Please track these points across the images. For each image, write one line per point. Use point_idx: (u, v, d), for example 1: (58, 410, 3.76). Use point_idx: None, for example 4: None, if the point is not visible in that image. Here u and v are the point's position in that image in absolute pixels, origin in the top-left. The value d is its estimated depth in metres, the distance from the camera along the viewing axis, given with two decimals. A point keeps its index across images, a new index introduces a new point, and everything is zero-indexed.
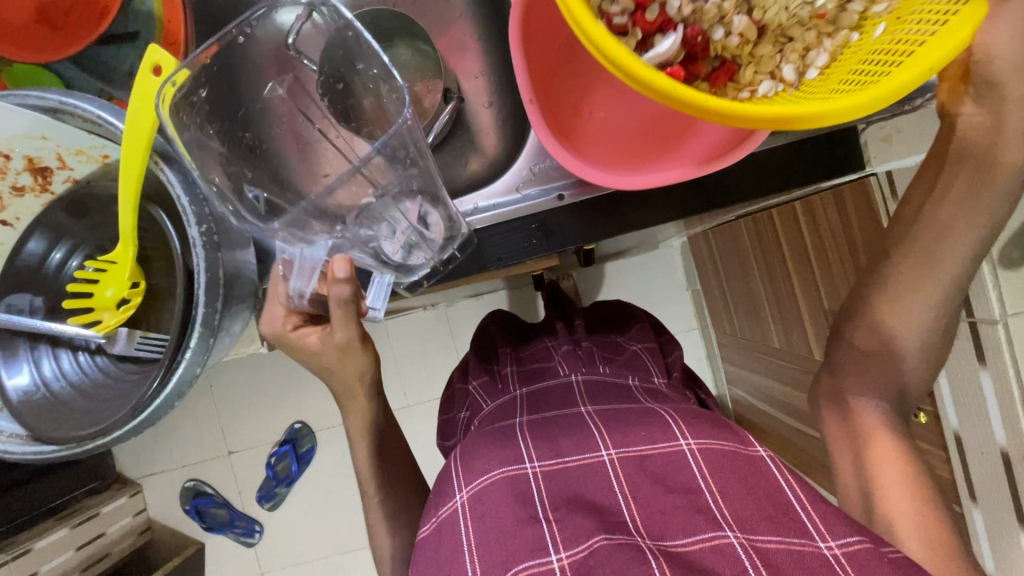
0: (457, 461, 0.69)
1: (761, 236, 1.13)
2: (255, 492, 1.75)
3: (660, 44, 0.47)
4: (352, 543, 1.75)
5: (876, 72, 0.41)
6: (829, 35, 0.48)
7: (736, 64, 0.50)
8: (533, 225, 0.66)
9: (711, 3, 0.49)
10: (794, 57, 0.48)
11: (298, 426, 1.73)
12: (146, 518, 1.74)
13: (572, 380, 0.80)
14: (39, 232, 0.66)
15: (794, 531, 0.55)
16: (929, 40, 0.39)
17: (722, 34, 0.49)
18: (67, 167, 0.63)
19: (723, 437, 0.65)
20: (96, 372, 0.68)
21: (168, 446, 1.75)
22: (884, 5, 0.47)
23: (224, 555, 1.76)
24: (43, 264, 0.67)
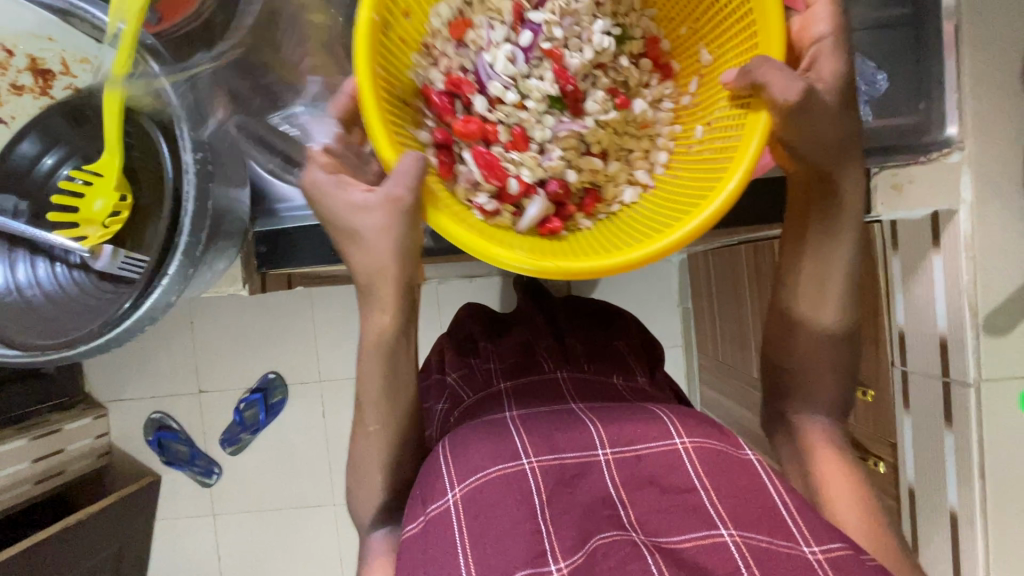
0: (445, 454, 0.65)
1: (757, 263, 1.13)
2: (219, 434, 1.75)
3: (528, 212, 0.58)
4: (309, 499, 1.77)
5: (701, 193, 0.55)
6: (655, 137, 0.64)
7: (597, 186, 0.63)
8: None
9: (556, 157, 0.61)
10: (640, 164, 0.63)
11: (271, 376, 1.72)
12: (106, 442, 1.75)
13: (558, 375, 0.81)
14: (31, 134, 0.67)
15: (783, 535, 0.57)
16: (721, 179, 0.52)
17: (575, 176, 0.62)
18: (70, 74, 0.65)
19: (714, 437, 0.65)
20: (72, 286, 0.68)
21: (139, 375, 1.75)
22: (688, 97, 0.64)
23: (180, 490, 1.77)
24: (33, 168, 0.68)
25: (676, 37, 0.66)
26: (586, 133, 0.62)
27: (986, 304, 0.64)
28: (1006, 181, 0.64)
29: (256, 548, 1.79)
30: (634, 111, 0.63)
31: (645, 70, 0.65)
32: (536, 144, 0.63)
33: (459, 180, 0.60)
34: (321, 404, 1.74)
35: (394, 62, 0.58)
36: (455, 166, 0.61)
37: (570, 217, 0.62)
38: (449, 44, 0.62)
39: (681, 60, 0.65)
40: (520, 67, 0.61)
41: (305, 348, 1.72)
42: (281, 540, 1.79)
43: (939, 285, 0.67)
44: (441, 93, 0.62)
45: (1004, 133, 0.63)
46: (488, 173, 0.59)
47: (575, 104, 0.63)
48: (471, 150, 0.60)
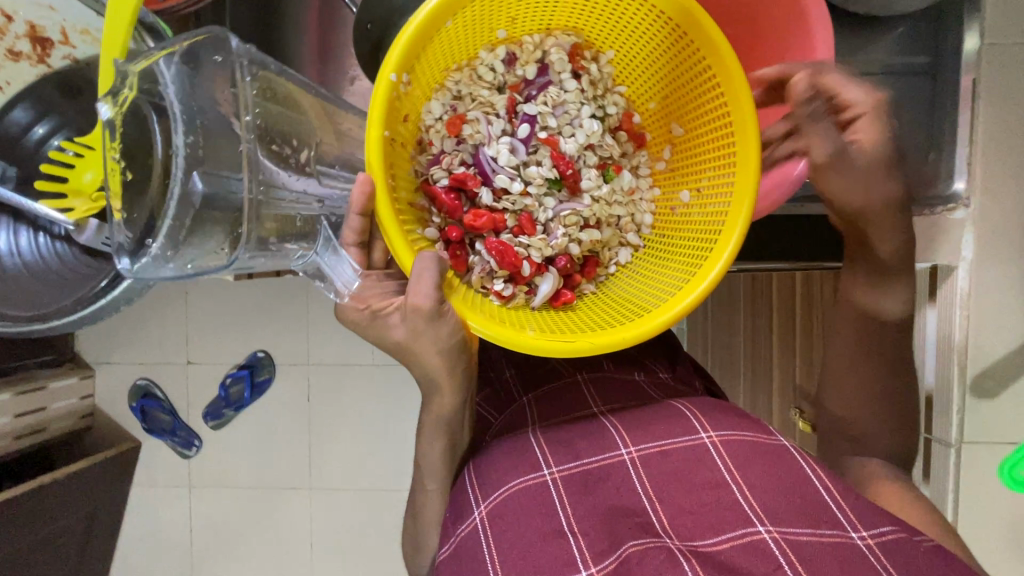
0: (469, 477, 0.66)
1: (755, 291, 1.11)
2: (203, 407, 1.75)
3: (540, 289, 0.61)
4: (287, 481, 1.77)
5: (696, 255, 0.58)
6: (638, 201, 0.67)
7: (595, 254, 0.65)
8: None
9: (559, 237, 0.63)
10: (631, 228, 0.65)
11: (260, 355, 1.72)
12: (90, 404, 1.75)
13: (577, 377, 0.75)
14: (24, 103, 0.68)
15: (828, 522, 0.54)
16: (715, 241, 0.56)
17: (577, 249, 0.63)
18: (69, 43, 0.68)
19: (746, 429, 0.63)
20: (53, 256, 0.69)
21: (128, 341, 1.75)
22: (663, 162, 0.67)
23: (159, 460, 1.78)
24: (24, 136, 0.69)
25: (646, 111, 0.68)
26: (583, 210, 0.64)
27: (974, 368, 0.68)
28: (1005, 243, 0.67)
29: (230, 525, 1.79)
30: (621, 180, 0.66)
31: (622, 140, 0.68)
32: (541, 226, 0.65)
33: (473, 270, 0.62)
34: (307, 387, 1.74)
35: (401, 165, 0.59)
36: (468, 257, 0.63)
37: (577, 286, 0.64)
38: (449, 140, 0.63)
39: (653, 130, 0.68)
40: (520, 156, 0.65)
41: (298, 329, 1.72)
42: (255, 519, 1.79)
43: (935, 340, 0.70)
44: (448, 191, 0.63)
45: (1009, 195, 0.66)
46: (504, 259, 0.61)
47: (571, 184, 0.65)
48: (484, 242, 0.62)
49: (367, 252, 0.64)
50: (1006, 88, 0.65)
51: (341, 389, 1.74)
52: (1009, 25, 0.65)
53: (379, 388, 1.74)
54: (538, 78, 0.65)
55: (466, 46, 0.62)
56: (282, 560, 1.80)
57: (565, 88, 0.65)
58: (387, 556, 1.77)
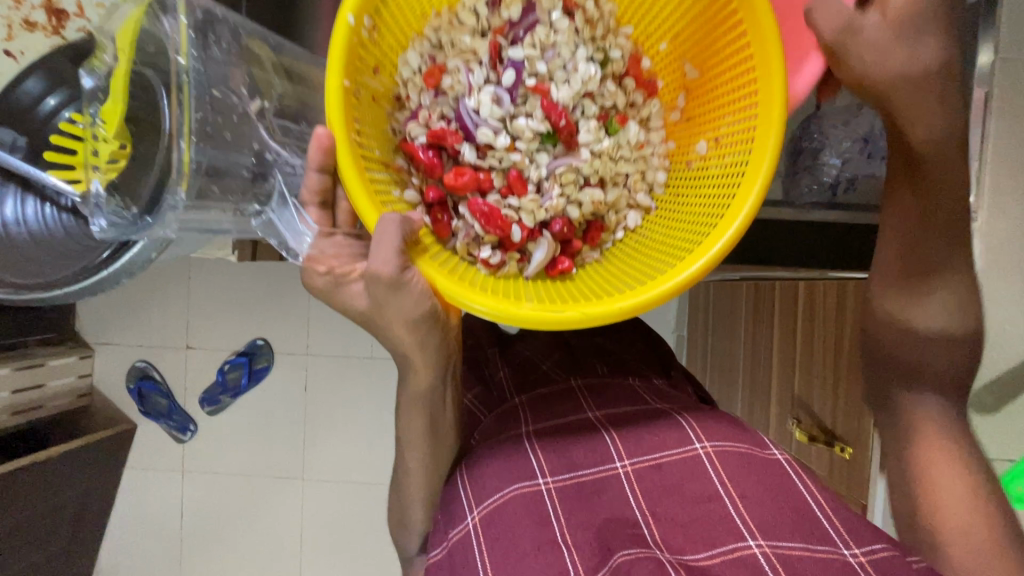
0: (462, 477, 0.65)
1: (758, 301, 1.11)
2: (200, 393, 1.75)
3: (534, 257, 0.61)
4: (280, 470, 1.77)
5: (709, 219, 0.56)
6: (649, 155, 0.66)
7: (601, 218, 0.65)
8: None
9: (555, 198, 0.64)
10: (641, 186, 0.65)
11: (259, 342, 1.73)
12: (88, 384, 1.76)
13: (571, 383, 0.75)
14: (39, 74, 0.68)
15: (820, 539, 0.54)
16: (731, 203, 0.53)
17: (577, 212, 0.64)
18: (84, 17, 0.70)
19: (738, 439, 0.62)
20: (59, 227, 0.68)
21: (129, 322, 1.75)
22: (677, 111, 0.67)
23: (154, 443, 1.78)
24: (37, 106, 0.67)
25: (657, 52, 0.68)
26: (581, 165, 0.65)
27: (975, 386, 0.67)
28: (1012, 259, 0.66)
29: (223, 512, 1.79)
30: (629, 132, 0.66)
31: (630, 89, 0.67)
32: (533, 184, 0.65)
33: (458, 235, 0.63)
34: (304, 378, 1.74)
35: (372, 120, 0.60)
36: (451, 222, 0.63)
37: (577, 252, 0.65)
38: (426, 91, 0.64)
39: (665, 75, 0.68)
40: (505, 108, 0.65)
41: (298, 319, 1.73)
42: (247, 507, 1.78)
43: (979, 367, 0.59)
44: (426, 148, 0.64)
45: (1019, 212, 0.66)
46: (490, 221, 0.62)
47: (567, 138, 0.65)
48: (467, 205, 0.63)
49: (328, 213, 0.64)
50: (1018, 104, 0.65)
51: (338, 380, 1.74)
52: (1022, 42, 0.65)
53: (376, 381, 1.74)
54: (524, 18, 0.65)
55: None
56: (271, 549, 1.79)
57: (555, 29, 0.65)
58: (377, 550, 1.77)
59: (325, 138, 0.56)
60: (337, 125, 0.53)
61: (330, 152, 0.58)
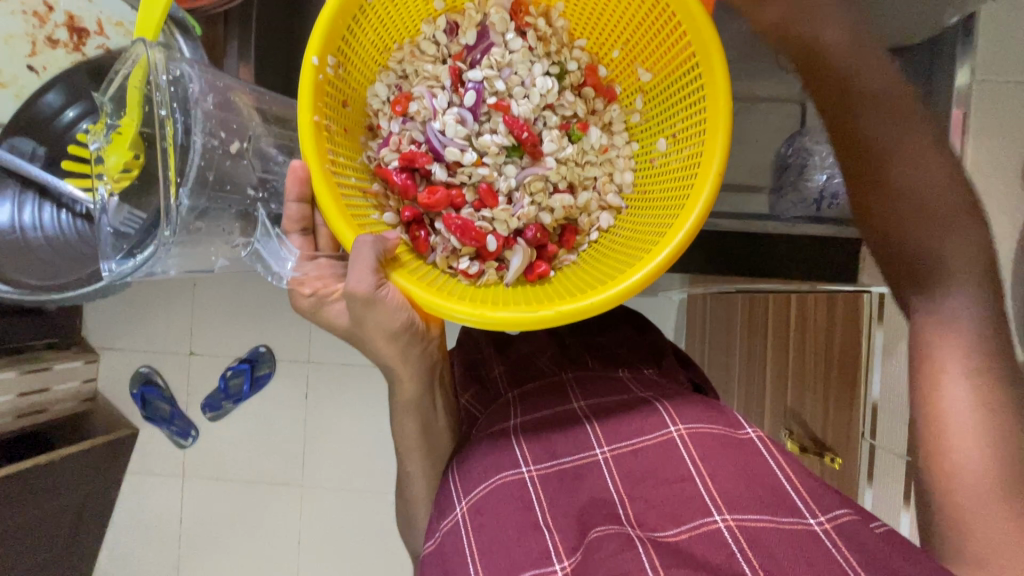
0: (453, 471, 0.68)
1: (752, 311, 1.12)
2: (201, 398, 1.78)
3: (512, 263, 0.65)
4: (279, 476, 1.78)
5: (668, 219, 0.59)
6: (615, 158, 0.69)
7: (572, 222, 0.69)
8: None
9: (526, 207, 0.67)
10: (608, 189, 0.68)
11: (261, 349, 1.75)
12: (93, 388, 1.78)
13: (561, 376, 0.76)
14: (58, 87, 0.70)
15: (788, 512, 0.55)
16: (685, 205, 0.56)
17: (549, 217, 0.67)
18: (104, 35, 0.71)
19: (712, 420, 0.63)
20: (72, 232, 0.73)
21: (134, 328, 1.78)
22: (637, 114, 0.69)
23: (155, 447, 1.80)
24: (55, 117, 0.70)
25: (611, 60, 0.70)
26: (549, 173, 0.68)
27: None
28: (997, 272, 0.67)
29: (221, 517, 1.80)
30: (591, 139, 0.69)
31: (590, 96, 0.70)
32: (503, 195, 0.69)
33: (436, 250, 0.66)
34: (304, 384, 1.76)
35: (344, 147, 0.64)
36: (429, 239, 0.67)
37: (554, 256, 0.68)
38: (398, 116, 0.67)
39: (622, 82, 0.71)
40: (470, 126, 0.68)
41: (299, 326, 1.75)
42: (245, 512, 1.79)
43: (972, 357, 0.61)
44: (399, 171, 0.67)
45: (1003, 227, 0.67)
46: (465, 234, 0.65)
47: (531, 150, 0.68)
48: (443, 221, 0.67)
49: (311, 239, 0.69)
50: (1000, 122, 0.67)
51: (338, 387, 1.75)
52: (1000, 62, 0.67)
53: (376, 388, 1.75)
54: (480, 42, 0.69)
55: (408, 23, 0.68)
56: (269, 556, 1.80)
57: (510, 49, 0.68)
58: (373, 557, 1.77)
59: (301, 170, 0.63)
60: (310, 156, 0.56)
61: (306, 181, 0.64)
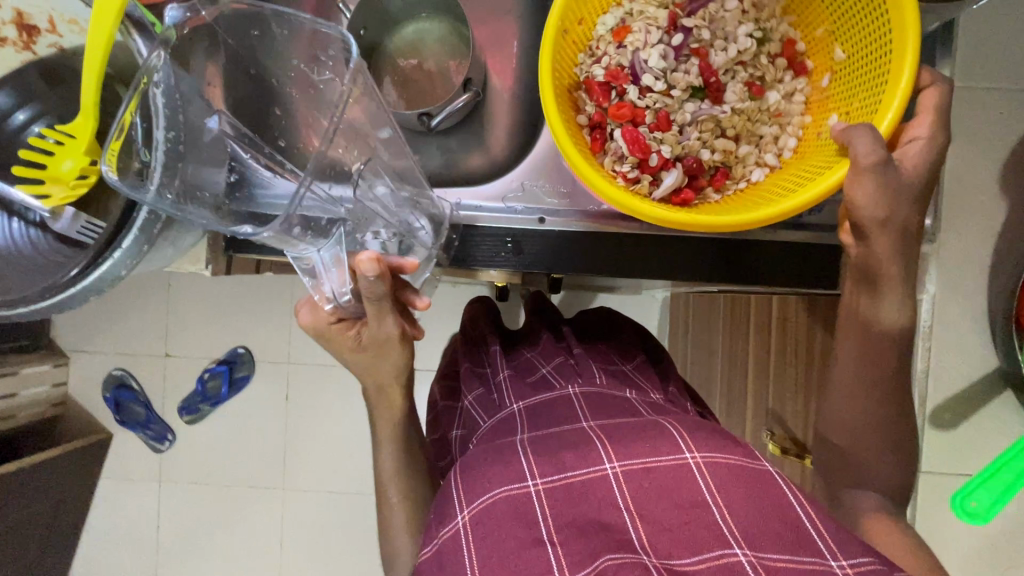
0: (457, 476, 0.66)
1: (733, 309, 1.13)
2: (178, 401, 1.75)
3: (665, 181, 0.58)
4: (259, 480, 1.75)
5: (817, 169, 0.54)
6: (788, 125, 0.61)
7: (727, 168, 0.61)
8: (507, 239, 0.66)
9: (693, 138, 0.60)
10: (768, 148, 0.61)
11: (240, 350, 1.72)
12: (63, 392, 1.74)
13: (568, 392, 0.75)
14: (5, 89, 0.60)
15: (806, 550, 0.54)
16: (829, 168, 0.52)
17: (708, 155, 0.60)
18: (56, 33, 0.58)
19: (728, 450, 0.62)
20: (26, 246, 0.55)
21: (106, 330, 1.75)
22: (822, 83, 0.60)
23: (130, 450, 1.76)
24: (5, 122, 0.61)
25: (813, 38, 0.61)
26: (723, 118, 0.60)
27: None
28: None
29: (198, 521, 1.77)
30: (767, 99, 0.61)
31: (778, 66, 0.61)
32: (677, 127, 0.61)
33: (606, 155, 0.60)
34: (286, 385, 1.74)
35: (559, 61, 0.58)
36: (602, 140, 0.60)
37: (702, 190, 0.60)
38: (611, 45, 0.61)
39: (816, 56, 0.61)
40: (669, 63, 0.61)
41: (280, 326, 1.73)
42: (223, 517, 1.76)
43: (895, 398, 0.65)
44: (602, 87, 0.60)
45: None
46: (634, 142, 0.58)
47: (714, 94, 0.61)
48: (622, 128, 0.59)
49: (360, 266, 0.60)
50: None
51: (322, 387, 1.74)
52: None
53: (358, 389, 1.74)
54: None
55: None
56: (249, 562, 1.77)
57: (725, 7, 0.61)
58: (357, 560, 1.75)
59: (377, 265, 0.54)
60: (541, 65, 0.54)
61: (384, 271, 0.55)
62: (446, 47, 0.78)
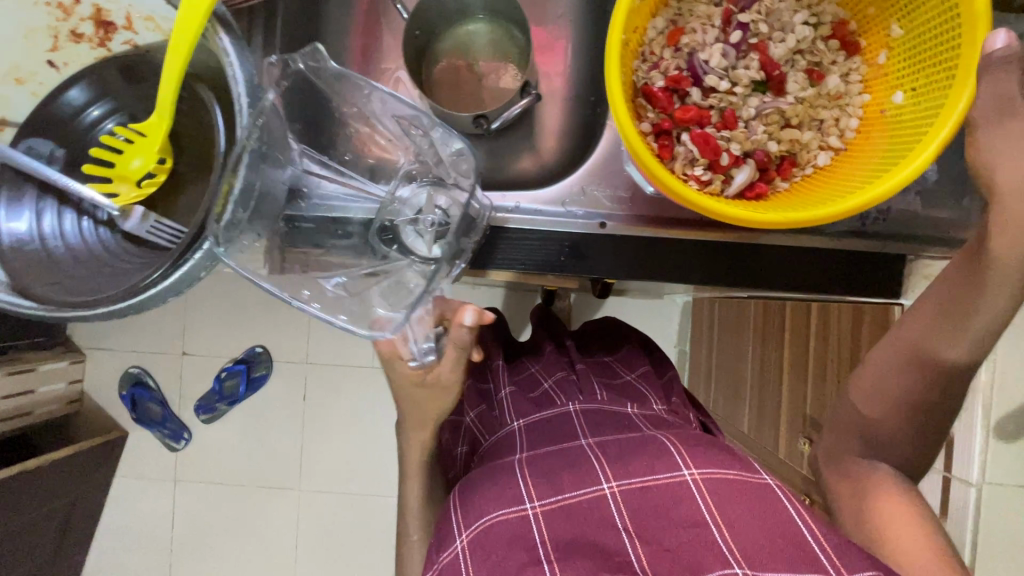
0: (456, 499, 0.66)
1: (766, 318, 1.13)
2: (195, 400, 1.74)
3: (737, 179, 0.54)
4: (275, 481, 1.74)
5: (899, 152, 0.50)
6: (846, 107, 0.56)
7: (793, 156, 0.56)
8: (566, 244, 0.65)
9: (758, 133, 0.56)
10: (832, 132, 0.56)
11: (257, 350, 1.71)
12: (79, 390, 1.73)
13: (568, 409, 0.74)
14: (81, 83, 0.57)
15: (810, 568, 0.52)
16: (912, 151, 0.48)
17: (773, 147, 0.56)
18: (132, 30, 0.57)
19: (725, 464, 0.62)
20: (99, 249, 0.54)
21: (123, 328, 1.74)
22: (876, 60, 0.55)
23: (145, 449, 1.75)
24: (77, 118, 0.58)
25: (863, 18, 0.56)
26: (787, 109, 0.56)
27: None
28: None
29: (213, 522, 1.76)
30: (826, 84, 0.56)
31: (831, 48, 0.57)
32: (743, 123, 0.57)
33: (676, 160, 0.55)
34: (303, 386, 1.73)
35: (624, 61, 0.53)
36: (668, 145, 0.56)
37: (771, 184, 0.56)
38: (667, 48, 0.56)
39: (869, 34, 0.56)
40: (729, 60, 0.57)
41: (298, 327, 1.72)
42: (238, 518, 1.75)
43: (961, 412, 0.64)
44: (663, 93, 0.56)
45: None
46: (705, 145, 0.54)
47: (777, 85, 0.57)
48: (690, 131, 0.55)
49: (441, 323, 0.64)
50: None
51: (339, 389, 1.73)
52: None
53: (376, 392, 1.73)
54: None
55: None
56: (264, 564, 1.76)
57: None
58: (372, 564, 1.74)
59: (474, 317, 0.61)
60: (614, 67, 0.50)
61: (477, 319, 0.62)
62: (497, 49, 0.77)
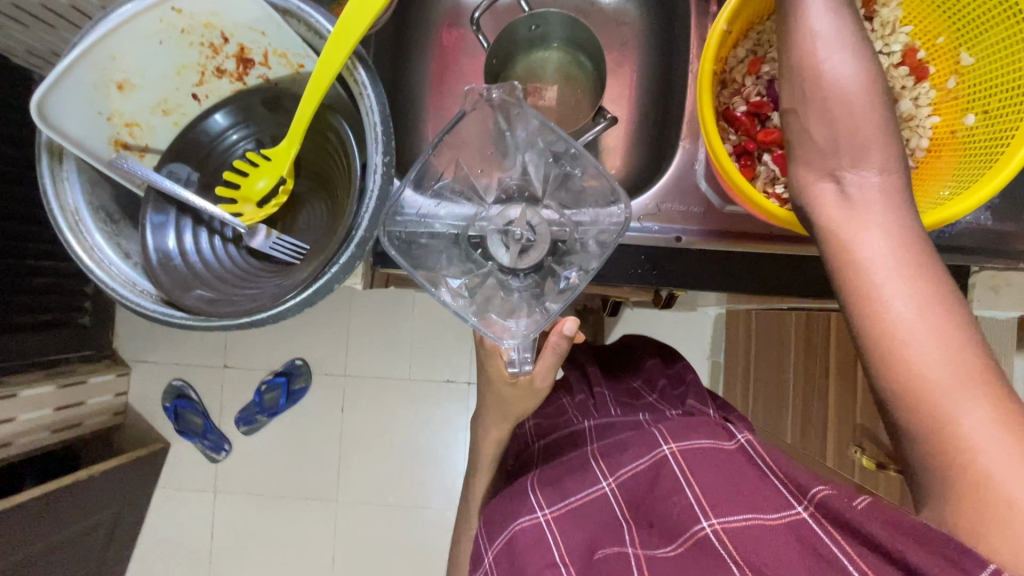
0: (481, 526, 0.68)
1: (809, 329, 1.15)
2: (236, 412, 1.77)
3: None
4: (314, 492, 1.77)
5: (974, 169, 0.56)
6: (918, 128, 0.62)
7: None
8: (644, 257, 0.71)
9: None
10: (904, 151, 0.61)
11: (298, 362, 1.75)
12: (123, 402, 1.77)
13: (585, 425, 0.76)
14: (226, 109, 0.63)
15: (771, 506, 0.52)
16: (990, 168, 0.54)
17: None
18: (266, 65, 0.62)
19: (701, 432, 0.60)
20: (230, 263, 0.61)
21: (168, 342, 1.78)
22: (946, 86, 0.61)
23: (186, 460, 1.78)
24: (217, 142, 0.64)
25: (932, 47, 0.62)
26: None
27: None
28: None
29: (252, 533, 1.78)
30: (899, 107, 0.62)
31: (903, 74, 0.63)
32: None
33: (758, 177, 0.61)
34: (342, 398, 1.76)
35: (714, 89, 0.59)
36: (750, 164, 0.62)
37: None
38: (750, 76, 0.62)
39: (938, 62, 0.62)
40: None
41: (338, 339, 1.77)
42: (276, 529, 1.78)
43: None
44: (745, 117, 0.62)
45: None
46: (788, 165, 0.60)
47: None
48: (772, 151, 0.61)
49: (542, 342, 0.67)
50: None
51: (377, 400, 1.76)
52: None
53: (414, 403, 1.76)
54: None
55: None
56: None
57: None
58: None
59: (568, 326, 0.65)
60: (706, 92, 0.56)
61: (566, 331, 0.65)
62: (566, 74, 0.82)
